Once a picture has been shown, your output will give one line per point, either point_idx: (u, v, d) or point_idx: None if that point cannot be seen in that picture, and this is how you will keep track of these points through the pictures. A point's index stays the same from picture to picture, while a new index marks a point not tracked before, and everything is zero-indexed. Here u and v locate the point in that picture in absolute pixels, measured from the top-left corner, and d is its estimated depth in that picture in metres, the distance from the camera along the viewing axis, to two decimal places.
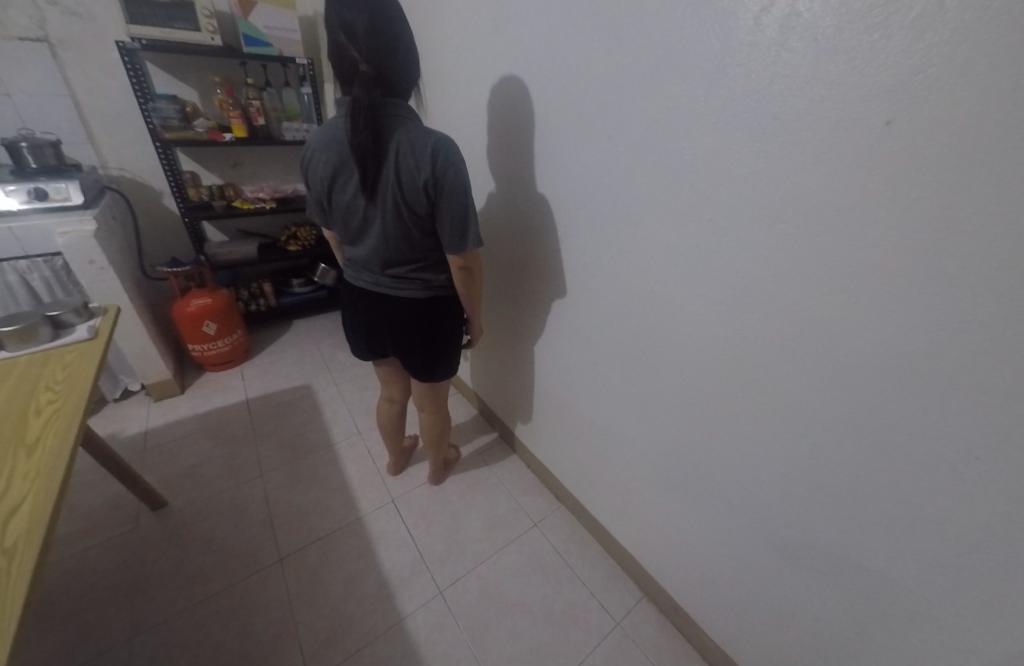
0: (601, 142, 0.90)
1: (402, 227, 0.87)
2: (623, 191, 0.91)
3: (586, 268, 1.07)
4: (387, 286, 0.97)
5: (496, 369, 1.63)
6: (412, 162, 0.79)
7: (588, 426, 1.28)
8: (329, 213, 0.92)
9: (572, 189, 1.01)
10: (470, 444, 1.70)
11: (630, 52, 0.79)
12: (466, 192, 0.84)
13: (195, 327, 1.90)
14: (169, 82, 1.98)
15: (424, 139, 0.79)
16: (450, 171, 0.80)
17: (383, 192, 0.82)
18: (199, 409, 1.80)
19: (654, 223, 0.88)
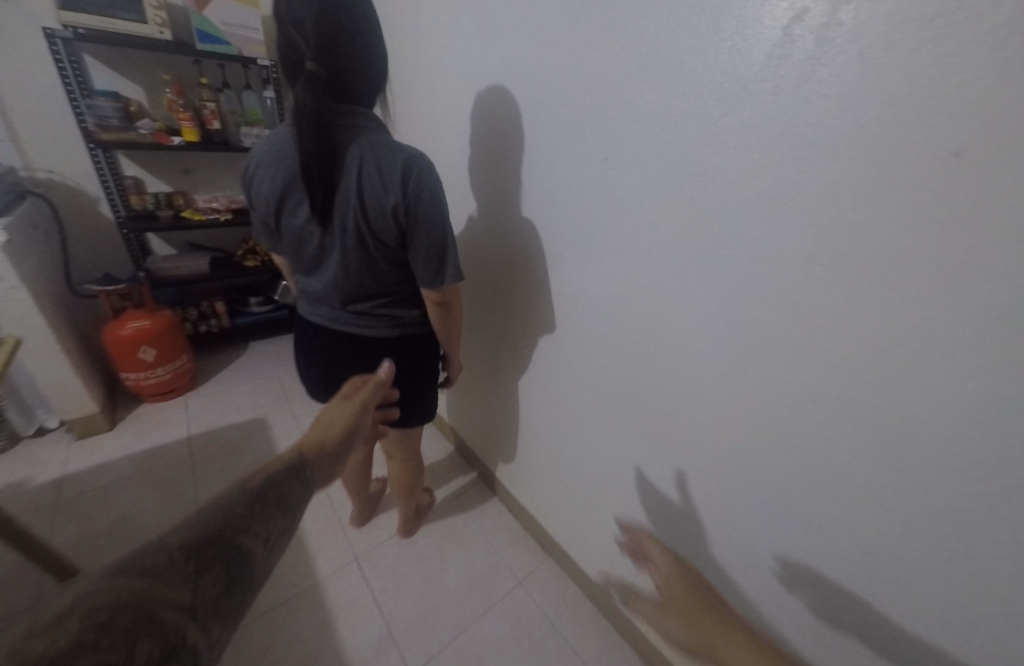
0: (597, 164, 0.80)
1: (365, 257, 0.73)
2: (622, 223, 0.80)
3: (578, 304, 0.96)
4: (349, 323, 0.83)
5: (474, 405, 1.50)
6: (376, 180, 0.66)
7: (578, 473, 1.15)
8: (279, 239, 0.78)
9: (564, 217, 0.90)
10: (445, 487, 1.55)
11: (635, 63, 0.68)
12: (444, 217, 0.71)
13: (130, 353, 1.73)
14: (109, 77, 1.77)
15: (392, 153, 0.66)
16: (423, 191, 0.67)
17: (342, 217, 0.68)
18: (131, 449, 1.57)
19: (656, 261, 0.77)
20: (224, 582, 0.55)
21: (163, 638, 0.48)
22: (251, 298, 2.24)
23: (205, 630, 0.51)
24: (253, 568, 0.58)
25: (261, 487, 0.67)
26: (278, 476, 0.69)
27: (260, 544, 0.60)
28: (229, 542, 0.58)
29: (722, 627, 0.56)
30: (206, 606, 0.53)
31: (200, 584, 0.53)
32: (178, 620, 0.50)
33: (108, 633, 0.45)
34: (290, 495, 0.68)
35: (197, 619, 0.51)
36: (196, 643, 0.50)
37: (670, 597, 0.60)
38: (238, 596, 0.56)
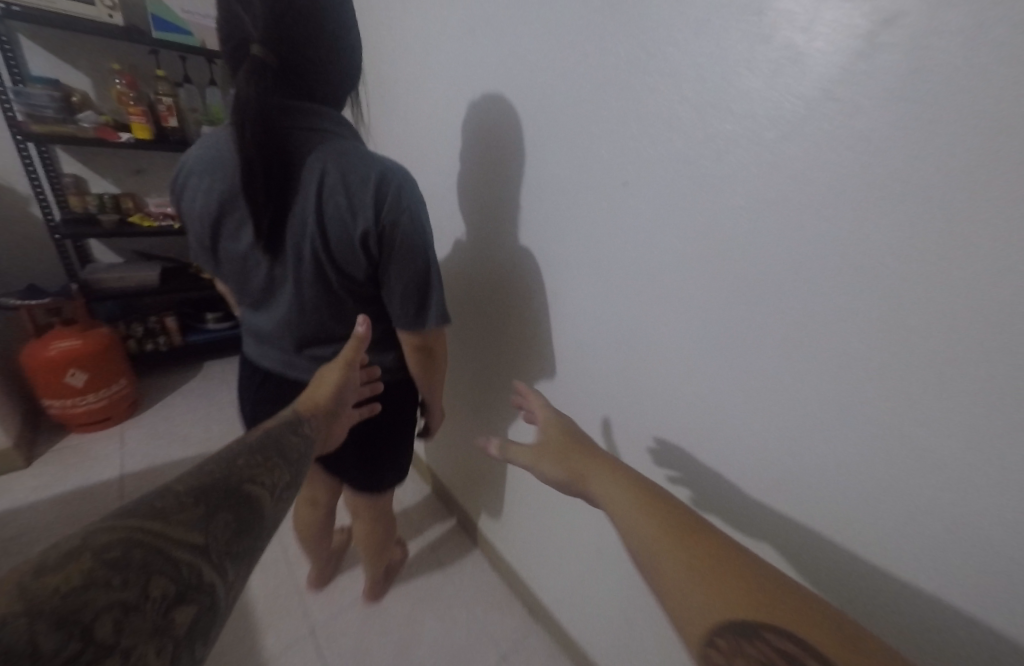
0: (613, 192, 0.64)
1: (327, 292, 0.60)
2: (637, 269, 0.64)
3: (581, 355, 0.80)
4: (304, 371, 0.70)
5: (457, 446, 1.35)
6: (341, 198, 0.52)
7: (572, 535, 1.01)
8: (218, 265, 0.63)
9: (569, 253, 0.74)
10: (419, 538, 1.41)
11: (671, 68, 0.52)
12: (427, 247, 0.58)
13: (56, 377, 1.53)
14: (51, 64, 1.57)
15: (362, 166, 0.52)
16: (402, 215, 0.54)
17: (297, 244, 0.54)
18: (47, 491, 1.42)
19: (679, 320, 0.61)
20: (238, 525, 0.41)
21: (175, 581, 0.34)
22: (208, 314, 2.04)
23: (226, 566, 0.38)
24: (263, 515, 0.45)
25: (262, 441, 0.52)
26: (273, 435, 0.54)
27: (267, 490, 0.47)
28: (234, 489, 0.44)
29: (594, 461, 0.54)
30: (220, 546, 0.39)
31: (212, 524, 0.39)
32: (192, 559, 0.36)
33: (108, 571, 0.31)
34: (291, 447, 0.54)
35: (211, 557, 0.37)
36: (211, 587, 0.36)
37: (547, 444, 0.60)
38: (251, 541, 0.42)
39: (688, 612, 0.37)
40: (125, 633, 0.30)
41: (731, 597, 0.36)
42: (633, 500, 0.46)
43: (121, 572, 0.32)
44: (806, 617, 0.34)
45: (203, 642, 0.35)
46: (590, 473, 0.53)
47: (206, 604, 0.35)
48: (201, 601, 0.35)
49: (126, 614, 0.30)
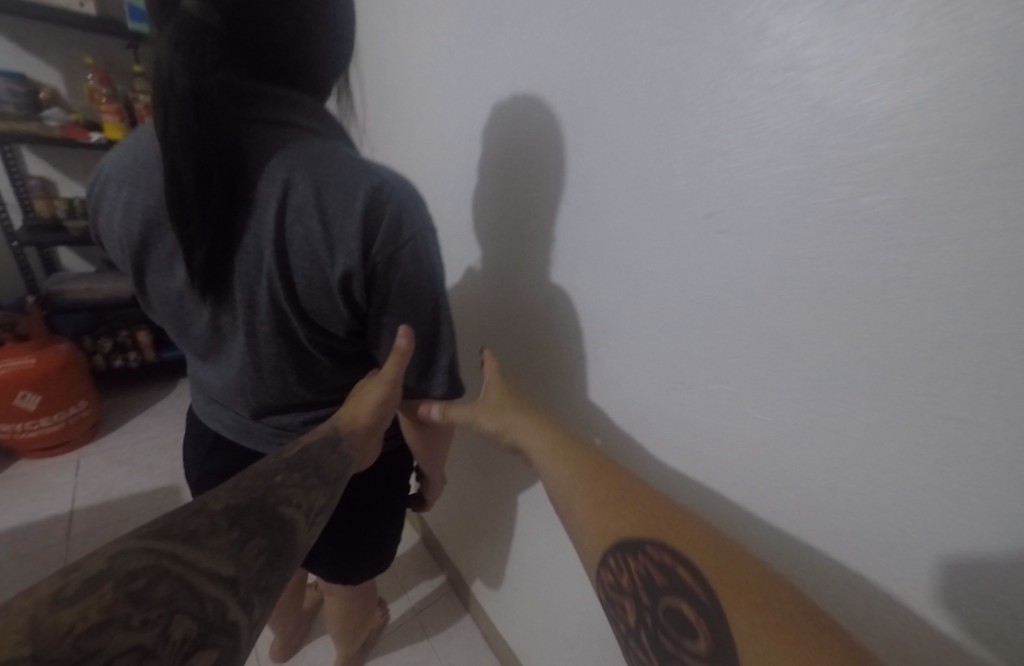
0: (701, 235, 0.44)
1: (292, 349, 0.45)
2: (736, 346, 0.44)
3: (636, 442, 0.59)
4: (261, 439, 0.56)
5: (457, 494, 1.17)
6: (314, 224, 0.36)
7: (582, 621, 0.85)
8: (150, 306, 0.47)
9: (627, 309, 0.54)
10: (403, 598, 1.25)
11: (830, 43, 0.32)
12: (433, 294, 0.43)
13: (4, 400, 1.33)
14: (15, 57, 1.42)
15: (347, 181, 0.36)
16: (405, 253, 0.38)
17: (254, 288, 0.39)
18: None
19: (805, 431, 0.41)
20: (271, 554, 0.35)
21: (197, 622, 0.29)
22: None
23: (247, 606, 0.32)
24: (298, 538, 0.38)
25: (298, 456, 0.44)
26: (309, 450, 0.46)
27: (302, 513, 0.40)
28: (268, 508, 0.37)
29: (523, 413, 0.57)
30: (250, 577, 0.33)
31: (242, 549, 0.34)
32: (217, 594, 0.30)
33: (130, 609, 0.27)
34: (329, 466, 0.46)
35: (240, 590, 0.32)
36: (235, 627, 0.31)
37: (487, 401, 0.60)
38: (281, 571, 0.36)
39: (596, 534, 0.44)
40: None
41: (631, 528, 0.43)
42: (561, 459, 0.52)
43: (145, 606, 0.27)
44: (695, 543, 0.40)
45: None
46: (521, 430, 0.56)
47: (227, 648, 0.30)
48: (222, 643, 0.30)
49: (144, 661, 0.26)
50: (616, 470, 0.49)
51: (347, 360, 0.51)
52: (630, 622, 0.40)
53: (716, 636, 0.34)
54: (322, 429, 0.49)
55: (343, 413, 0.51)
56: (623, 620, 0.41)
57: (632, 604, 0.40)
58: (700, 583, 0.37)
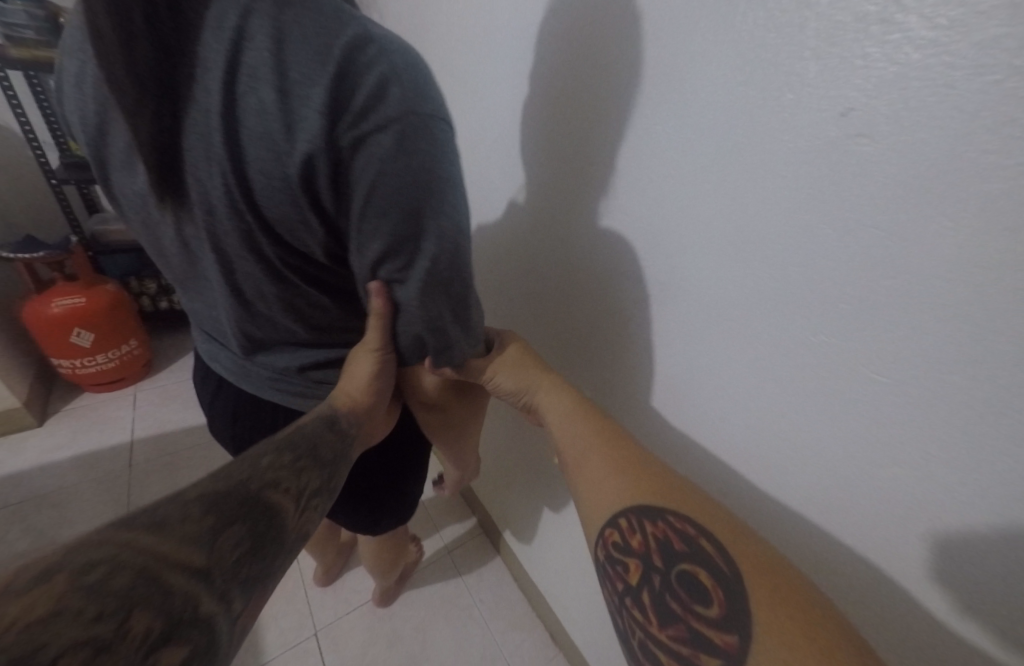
0: (828, 147, 0.32)
1: (269, 269, 0.38)
2: (874, 297, 0.32)
3: (711, 416, 0.48)
4: (262, 383, 0.50)
5: (490, 445, 1.11)
6: (272, 93, 0.30)
7: None
8: (128, 223, 0.44)
9: (720, 260, 0.41)
10: (436, 537, 1.23)
11: None
12: (424, 206, 0.34)
13: (61, 338, 1.35)
14: None
15: (322, 44, 0.30)
16: (378, 140, 0.31)
17: (211, 183, 0.34)
18: (50, 456, 1.29)
19: (981, 422, 0.29)
20: (257, 541, 0.27)
21: (163, 618, 0.21)
22: None
23: (227, 600, 0.24)
24: (287, 532, 0.30)
25: (285, 437, 0.36)
26: (302, 429, 0.38)
27: (293, 500, 0.32)
28: (252, 491, 0.29)
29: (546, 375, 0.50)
30: (229, 569, 0.25)
31: (220, 537, 0.25)
32: (189, 585, 0.22)
33: (82, 596, 0.19)
34: (327, 447, 0.38)
35: (216, 581, 0.24)
36: (210, 624, 0.23)
37: (505, 357, 0.51)
38: (268, 563, 0.28)
39: (604, 493, 0.41)
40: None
41: (649, 494, 0.39)
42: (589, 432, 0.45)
43: (100, 592, 0.19)
44: (703, 510, 0.38)
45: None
46: (542, 393, 0.49)
47: (203, 646, 0.22)
48: (198, 641, 0.22)
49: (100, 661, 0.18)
50: (618, 431, 0.45)
51: (340, 294, 0.44)
52: (632, 582, 0.37)
53: (731, 600, 0.32)
54: (316, 409, 0.42)
55: (336, 391, 0.44)
56: (623, 578, 0.38)
57: (638, 564, 0.37)
58: (718, 549, 0.35)
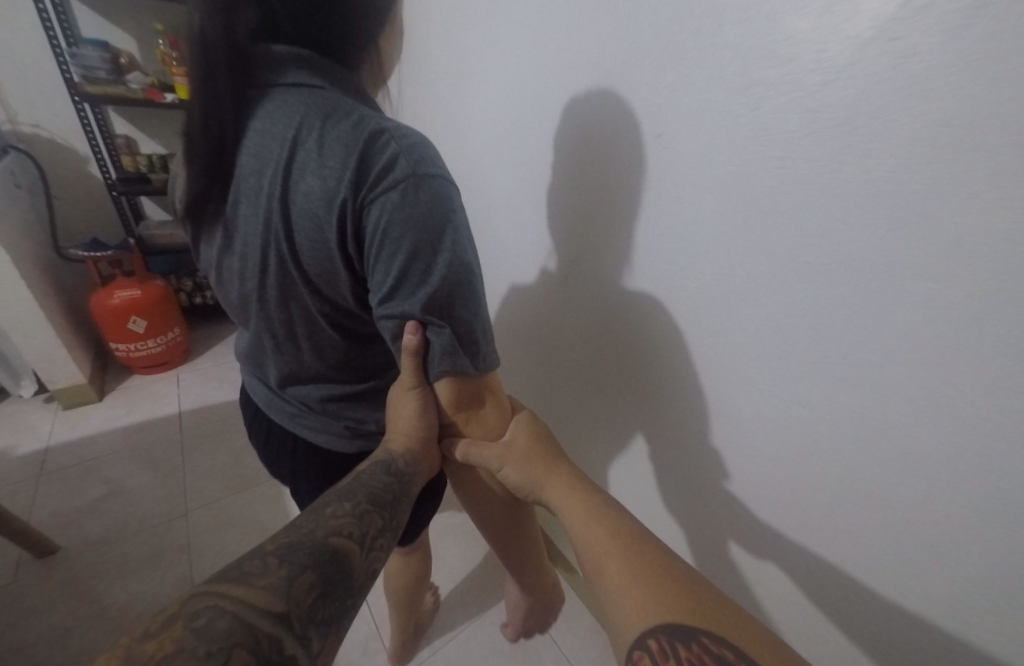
0: (681, 160, 0.49)
1: (302, 309, 0.41)
2: (772, 257, 0.44)
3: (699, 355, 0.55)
4: (288, 417, 0.54)
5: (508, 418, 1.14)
6: (310, 181, 0.34)
7: None
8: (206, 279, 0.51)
9: (738, 306, 0.49)
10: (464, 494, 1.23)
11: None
12: (427, 249, 0.34)
13: (119, 324, 1.46)
14: (98, 28, 1.45)
15: (346, 123, 0.34)
16: (384, 193, 0.33)
17: (259, 252, 0.39)
18: (117, 421, 1.39)
19: (841, 322, 0.41)
20: (327, 586, 0.31)
21: (253, 659, 0.25)
22: None
23: (306, 637, 0.28)
24: (359, 573, 0.34)
25: (347, 486, 0.39)
26: (361, 476, 0.41)
27: (358, 543, 0.35)
28: (323, 538, 0.33)
29: (559, 476, 0.44)
30: (305, 612, 0.29)
31: (296, 583, 0.29)
32: (273, 626, 0.27)
33: (192, 643, 0.24)
34: (384, 489, 0.40)
35: (295, 625, 0.28)
36: (294, 662, 0.27)
37: (513, 444, 0.46)
38: (340, 604, 0.31)
39: (626, 606, 0.35)
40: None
41: (678, 607, 0.33)
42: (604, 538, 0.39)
43: (206, 637, 0.25)
44: (745, 631, 0.32)
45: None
46: (550, 490, 0.44)
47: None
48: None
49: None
50: (647, 539, 0.39)
51: (359, 337, 0.45)
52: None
53: None
54: (373, 455, 0.43)
55: (389, 433, 0.44)
56: None
57: None
58: None
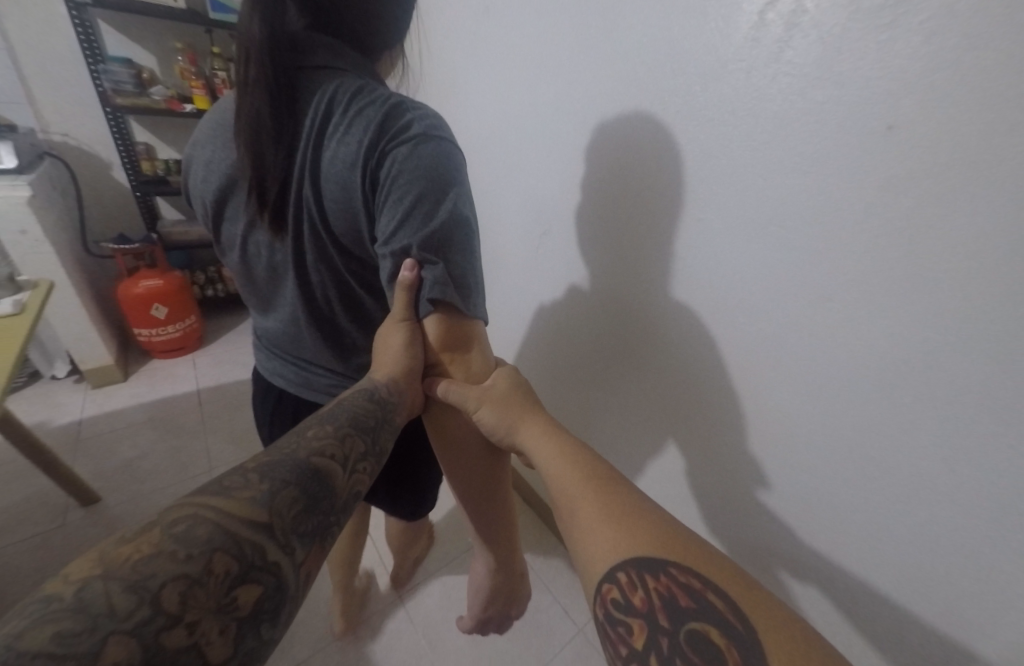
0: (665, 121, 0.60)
1: (332, 270, 0.46)
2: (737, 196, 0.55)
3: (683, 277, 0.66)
4: (322, 388, 0.58)
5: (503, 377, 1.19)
6: (341, 151, 0.39)
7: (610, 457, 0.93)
8: (232, 265, 0.55)
9: (749, 268, 0.56)
10: None
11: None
12: (434, 194, 0.38)
13: (143, 311, 1.55)
14: (121, 43, 1.52)
15: (365, 97, 0.39)
16: (397, 147, 0.37)
17: (290, 219, 0.44)
18: (146, 397, 1.49)
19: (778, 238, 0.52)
20: (307, 501, 0.34)
21: (235, 561, 0.29)
22: None
23: (288, 547, 0.32)
24: (341, 490, 0.37)
25: (329, 411, 0.42)
26: (343, 402, 0.44)
27: (340, 465, 0.38)
28: (303, 458, 0.36)
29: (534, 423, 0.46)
30: (287, 524, 0.32)
31: (277, 498, 0.33)
32: (253, 535, 0.30)
33: (173, 548, 0.28)
34: (366, 416, 0.43)
35: (277, 534, 0.31)
36: (276, 566, 0.31)
37: (492, 389, 0.48)
38: (323, 518, 0.35)
39: (596, 542, 0.34)
40: (184, 613, 0.26)
41: (643, 539, 0.33)
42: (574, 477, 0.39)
43: (186, 542, 0.28)
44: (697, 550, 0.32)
45: (271, 624, 0.30)
46: (526, 434, 0.45)
47: (272, 583, 0.30)
48: (266, 581, 0.30)
49: (190, 589, 0.27)
50: (620, 481, 0.38)
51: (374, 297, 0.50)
52: (638, 648, 0.30)
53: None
54: (359, 384, 0.46)
55: (375, 366, 0.47)
56: (627, 643, 0.31)
57: (642, 625, 0.31)
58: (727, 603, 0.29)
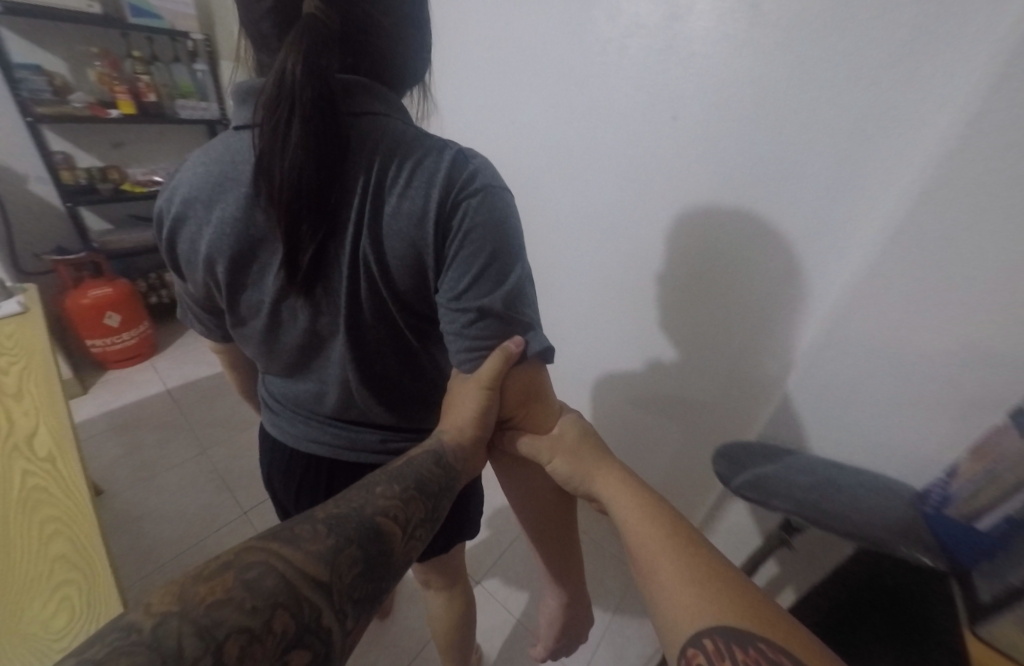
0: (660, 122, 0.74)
1: (388, 325, 0.46)
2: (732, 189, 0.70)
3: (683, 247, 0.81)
4: (369, 441, 0.56)
5: None
6: (410, 211, 0.38)
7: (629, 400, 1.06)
8: (244, 328, 0.50)
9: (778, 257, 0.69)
10: None
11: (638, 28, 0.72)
12: (504, 242, 0.38)
13: (95, 321, 1.50)
14: (28, 50, 1.48)
15: (420, 151, 0.38)
16: (468, 200, 0.37)
17: (349, 279, 0.42)
18: (113, 404, 1.43)
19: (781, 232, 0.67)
20: (367, 564, 0.32)
21: (293, 621, 0.27)
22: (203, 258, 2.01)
23: (342, 612, 0.29)
24: (398, 554, 0.35)
25: (397, 468, 0.41)
26: (412, 460, 0.43)
27: (401, 527, 0.36)
28: (369, 515, 0.35)
29: (609, 471, 0.45)
30: (344, 585, 0.30)
31: (340, 554, 0.31)
32: (313, 592, 0.29)
33: (242, 593, 0.26)
34: (432, 480, 0.41)
35: (335, 596, 0.29)
36: (328, 635, 0.28)
37: (564, 437, 0.47)
38: (376, 583, 0.33)
39: (677, 607, 0.33)
40: None
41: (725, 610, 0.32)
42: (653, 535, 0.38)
43: (255, 591, 0.27)
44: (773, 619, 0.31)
45: None
46: (600, 484, 0.44)
47: (321, 652, 0.28)
48: (317, 647, 0.28)
49: (250, 646, 0.25)
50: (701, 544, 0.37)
51: (417, 344, 0.49)
52: None
53: None
54: (428, 442, 0.45)
55: (444, 426, 0.47)
56: None
57: None
58: None
